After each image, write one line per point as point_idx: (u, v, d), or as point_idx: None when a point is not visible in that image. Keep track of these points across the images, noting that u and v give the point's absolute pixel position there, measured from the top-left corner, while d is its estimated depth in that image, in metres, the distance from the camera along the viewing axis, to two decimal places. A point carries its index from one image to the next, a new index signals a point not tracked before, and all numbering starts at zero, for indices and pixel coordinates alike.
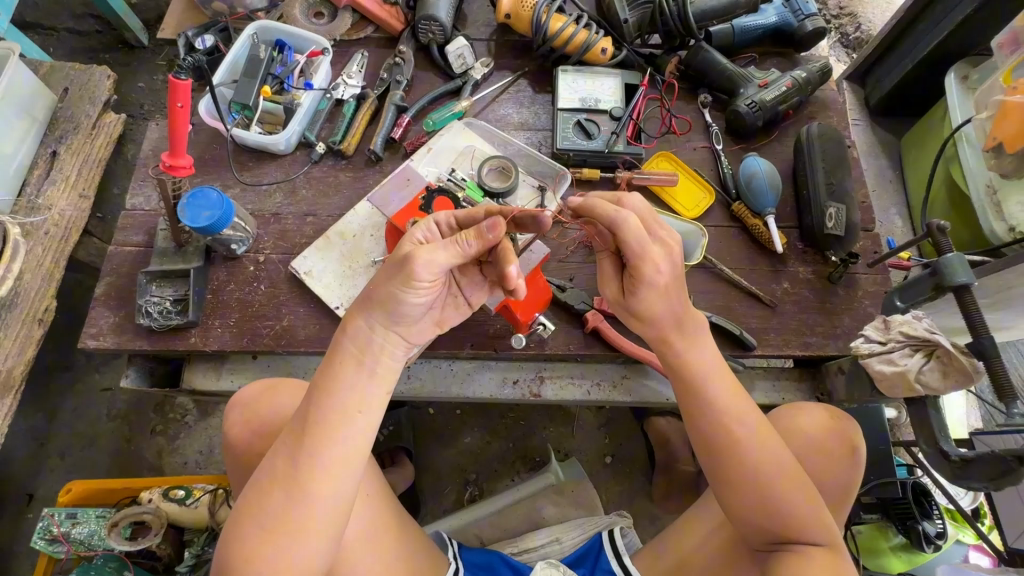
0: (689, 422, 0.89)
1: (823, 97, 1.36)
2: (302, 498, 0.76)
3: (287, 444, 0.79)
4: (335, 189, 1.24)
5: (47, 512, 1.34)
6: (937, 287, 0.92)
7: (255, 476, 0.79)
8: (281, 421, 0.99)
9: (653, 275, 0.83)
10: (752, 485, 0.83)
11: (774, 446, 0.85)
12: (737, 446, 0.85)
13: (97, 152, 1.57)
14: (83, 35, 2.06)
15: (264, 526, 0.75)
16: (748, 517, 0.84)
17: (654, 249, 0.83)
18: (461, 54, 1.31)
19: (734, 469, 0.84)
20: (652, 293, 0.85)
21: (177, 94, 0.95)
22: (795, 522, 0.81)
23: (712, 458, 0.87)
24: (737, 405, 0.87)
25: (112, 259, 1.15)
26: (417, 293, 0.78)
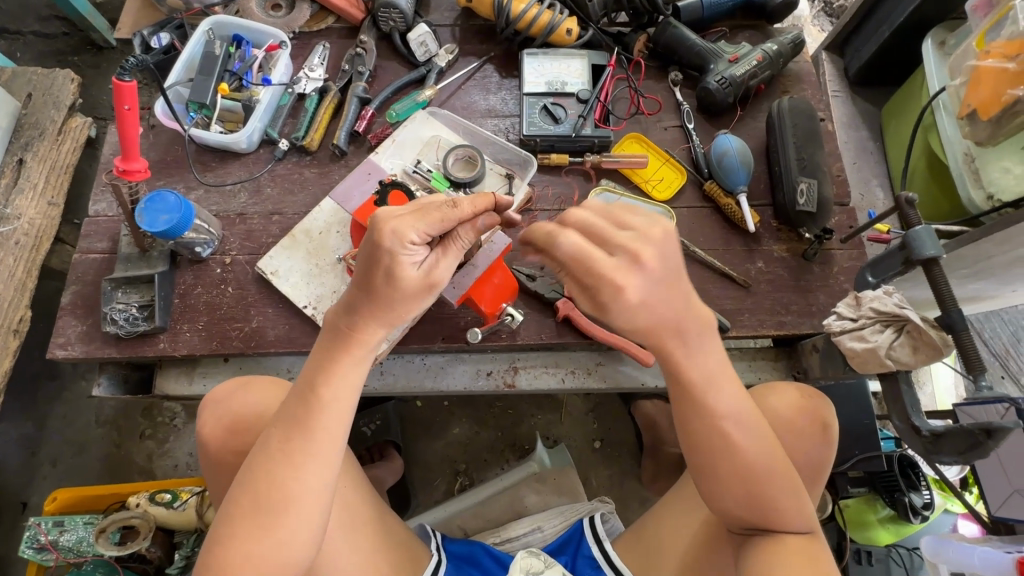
0: (682, 420, 0.83)
1: (796, 69, 1.32)
2: (294, 500, 0.76)
3: (279, 447, 0.77)
4: (301, 186, 1.22)
5: (33, 521, 1.35)
6: (907, 261, 0.90)
7: (245, 477, 0.77)
8: (260, 416, 0.95)
9: (615, 300, 0.73)
10: (742, 481, 0.81)
11: (771, 443, 0.83)
12: (731, 445, 0.81)
13: (64, 158, 1.54)
14: (49, 38, 2.01)
15: (258, 528, 0.75)
16: (732, 511, 0.83)
17: (608, 268, 0.73)
18: (423, 42, 1.28)
19: (722, 468, 0.81)
20: (626, 314, 0.75)
21: (123, 96, 0.92)
22: (779, 514, 0.82)
23: (705, 459, 0.82)
24: (736, 404, 0.82)
25: (77, 268, 1.14)
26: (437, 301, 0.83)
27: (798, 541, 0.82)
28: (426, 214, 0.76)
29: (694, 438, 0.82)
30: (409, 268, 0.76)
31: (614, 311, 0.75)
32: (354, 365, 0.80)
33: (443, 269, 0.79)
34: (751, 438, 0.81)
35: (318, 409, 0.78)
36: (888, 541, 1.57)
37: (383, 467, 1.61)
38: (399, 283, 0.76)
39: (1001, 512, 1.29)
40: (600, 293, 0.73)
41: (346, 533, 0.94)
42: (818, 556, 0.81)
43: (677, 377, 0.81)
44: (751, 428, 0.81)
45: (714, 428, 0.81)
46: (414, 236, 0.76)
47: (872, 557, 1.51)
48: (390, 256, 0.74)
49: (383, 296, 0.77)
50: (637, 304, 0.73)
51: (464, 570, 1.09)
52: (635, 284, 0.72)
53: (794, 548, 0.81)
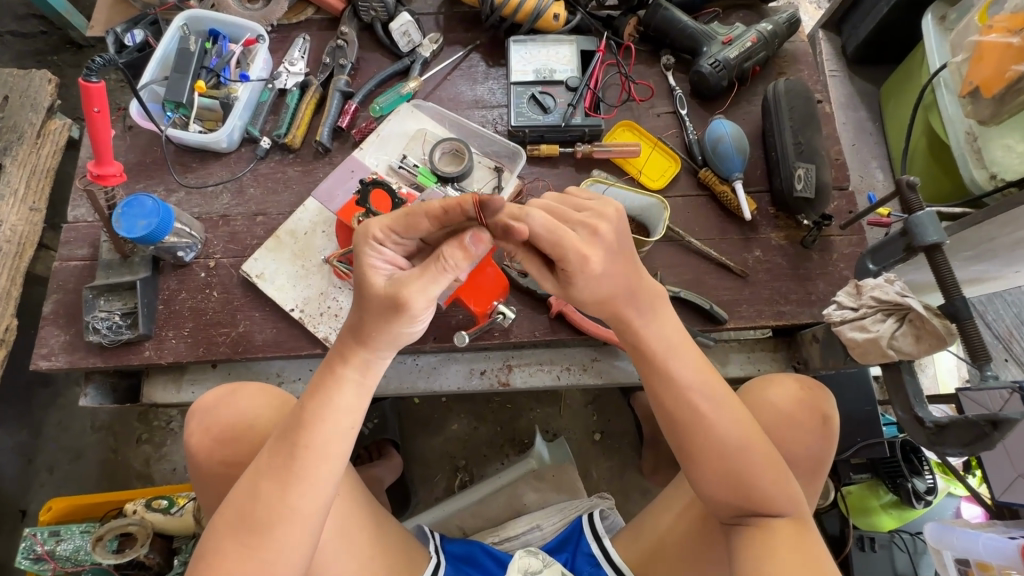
0: (659, 402, 0.84)
1: (792, 49, 1.28)
2: (285, 518, 0.74)
3: (274, 462, 0.76)
4: (284, 185, 1.18)
5: (29, 532, 1.34)
6: (908, 248, 0.87)
7: (236, 492, 0.76)
8: (250, 425, 0.93)
9: (580, 270, 0.77)
10: (713, 460, 0.80)
11: (740, 418, 0.82)
12: (700, 423, 0.81)
13: (44, 161, 1.50)
14: (27, 38, 1.96)
15: (246, 544, 0.73)
16: (715, 494, 0.81)
17: (571, 242, 0.75)
18: (406, 31, 1.24)
19: (693, 447, 0.81)
20: (591, 281, 0.79)
21: (91, 98, 0.89)
22: (762, 496, 0.79)
23: (678, 437, 0.83)
24: (702, 379, 0.83)
25: (58, 276, 1.11)
26: (419, 324, 0.76)
27: (788, 525, 0.79)
28: (393, 213, 0.75)
29: (667, 419, 0.83)
30: (373, 271, 0.75)
31: (579, 280, 0.79)
32: (345, 385, 0.77)
33: (409, 284, 0.72)
34: (720, 415, 0.81)
35: (309, 426, 0.76)
36: (891, 526, 1.56)
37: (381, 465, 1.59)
38: (363, 288, 0.74)
39: (1005, 497, 1.27)
40: (567, 265, 0.77)
41: (342, 544, 0.92)
42: (811, 543, 0.77)
43: (640, 356, 0.84)
44: (722, 403, 0.82)
45: (685, 403, 0.82)
46: (380, 234, 0.75)
47: (875, 543, 1.49)
48: (355, 254, 0.76)
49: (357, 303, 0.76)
50: (601, 271, 0.78)
51: (463, 570, 1.08)
52: (598, 254, 0.77)
53: (783, 531, 0.78)
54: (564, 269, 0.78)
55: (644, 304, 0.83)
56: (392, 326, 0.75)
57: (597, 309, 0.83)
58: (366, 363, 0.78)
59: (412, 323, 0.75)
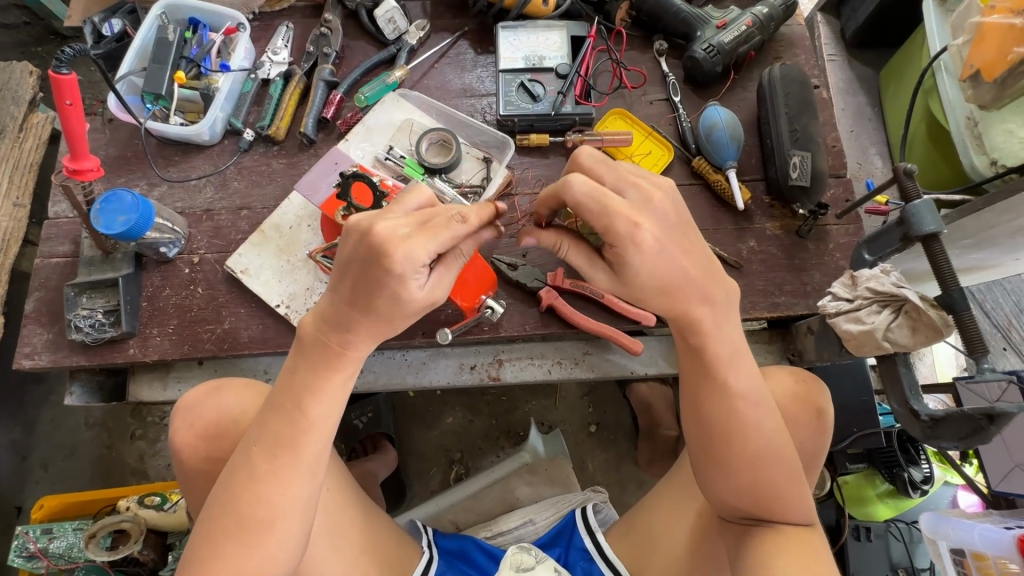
0: (693, 400, 0.82)
1: (789, 33, 1.25)
2: (282, 516, 0.72)
3: (257, 463, 0.73)
4: (269, 178, 1.16)
5: (21, 530, 1.33)
6: (904, 238, 0.86)
7: (220, 491, 0.74)
8: (237, 420, 0.92)
9: (632, 244, 0.70)
10: (745, 469, 0.78)
11: (776, 426, 0.80)
12: (736, 428, 0.79)
13: (27, 156, 1.47)
14: (9, 29, 1.91)
15: (243, 544, 0.71)
16: (733, 497, 0.80)
17: (618, 208, 0.70)
18: (392, 18, 1.21)
19: (726, 452, 0.79)
20: (647, 260, 0.71)
21: (62, 91, 0.86)
22: (780, 504, 0.79)
23: (709, 438, 0.80)
24: (747, 383, 0.81)
25: (39, 274, 1.09)
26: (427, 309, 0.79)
27: (797, 532, 0.80)
28: (440, 235, 0.68)
29: (704, 417, 0.80)
30: (414, 291, 0.69)
31: (635, 259, 0.71)
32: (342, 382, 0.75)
33: (445, 287, 0.74)
34: (760, 421, 0.79)
35: (301, 424, 0.74)
36: (886, 516, 1.56)
37: (376, 460, 1.58)
38: (398, 305, 0.70)
39: (1001, 487, 1.26)
40: (615, 236, 0.70)
41: (331, 543, 0.90)
42: (817, 548, 0.79)
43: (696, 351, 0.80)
44: (762, 410, 0.80)
45: (719, 408, 0.80)
46: (424, 259, 0.68)
47: (871, 532, 1.50)
48: (397, 279, 0.67)
49: (381, 318, 0.71)
50: (655, 249, 0.71)
51: (456, 565, 1.07)
52: (650, 227, 0.70)
53: (792, 537, 0.79)
54: (615, 244, 0.71)
55: (699, 291, 0.75)
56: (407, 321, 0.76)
57: (650, 297, 0.76)
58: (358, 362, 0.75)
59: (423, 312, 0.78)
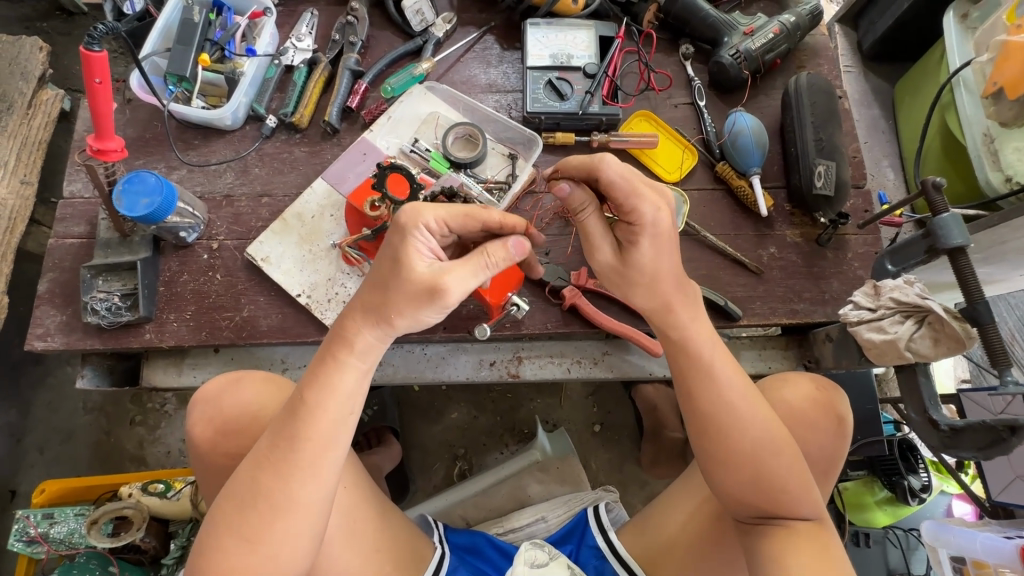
0: (689, 404, 0.83)
1: (813, 43, 1.26)
2: (286, 512, 0.71)
3: (268, 455, 0.72)
4: (291, 166, 1.15)
5: (21, 514, 1.31)
6: (930, 250, 0.87)
7: (234, 483, 0.73)
8: (258, 416, 0.91)
9: (651, 223, 0.77)
10: (743, 463, 0.80)
11: (767, 419, 0.82)
12: (729, 423, 0.81)
13: (35, 133, 1.44)
14: (13, 2, 1.84)
15: (245, 538, 0.70)
16: (739, 494, 0.80)
17: (645, 188, 0.76)
18: (419, 10, 1.20)
19: (722, 448, 0.81)
20: (657, 244, 0.78)
21: (92, 69, 0.84)
22: (785, 498, 0.79)
23: (708, 438, 0.82)
24: (737, 379, 0.83)
25: (53, 254, 1.07)
26: (441, 316, 0.74)
27: (805, 528, 0.80)
28: (452, 206, 0.74)
29: (696, 415, 0.82)
30: (416, 253, 0.71)
31: (646, 238, 0.78)
32: (345, 373, 0.73)
33: (454, 274, 0.71)
34: (750, 416, 0.81)
35: (307, 416, 0.72)
36: (885, 523, 1.57)
37: (381, 453, 1.56)
38: (403, 269, 0.71)
39: (1002, 497, 1.30)
40: (639, 215, 0.76)
41: (348, 542, 0.89)
42: (827, 544, 0.78)
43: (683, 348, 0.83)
44: (753, 404, 0.82)
45: (715, 405, 0.81)
46: (431, 221, 0.72)
47: (870, 538, 1.52)
48: (402, 235, 0.71)
49: (394, 288, 0.71)
50: (665, 230, 0.78)
51: (468, 561, 1.07)
52: (665, 215, 0.77)
53: (800, 534, 0.79)
54: (634, 224, 0.77)
55: (676, 282, 0.81)
56: (417, 313, 0.72)
57: (648, 275, 0.80)
58: (365, 347, 0.74)
59: (436, 314, 0.73)
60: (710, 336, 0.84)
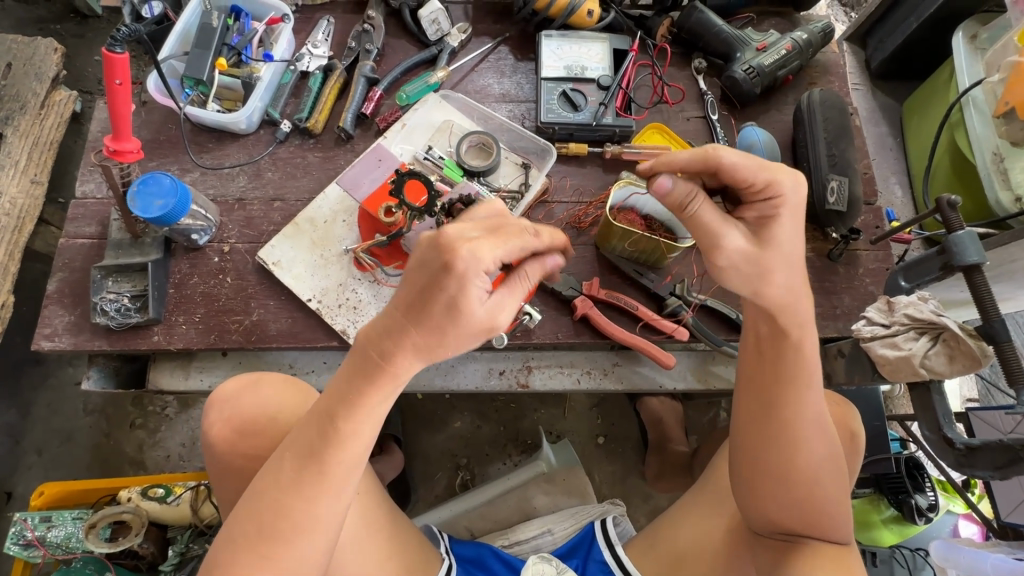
0: (765, 417, 0.79)
1: (824, 60, 1.27)
2: (305, 531, 0.70)
3: (294, 474, 0.70)
4: (304, 170, 1.15)
5: (19, 517, 1.29)
6: (944, 267, 0.87)
7: (253, 497, 0.71)
8: (274, 417, 0.90)
9: (792, 196, 0.71)
10: (795, 480, 0.78)
11: (829, 439, 0.80)
12: (790, 440, 0.78)
13: (47, 134, 1.43)
14: (28, 3, 1.84)
15: (263, 554, 0.69)
16: (782, 514, 0.80)
17: (778, 165, 0.71)
18: (436, 19, 1.21)
19: (780, 464, 0.78)
20: (795, 221, 0.72)
21: (113, 70, 0.85)
22: (823, 519, 0.80)
23: (770, 452, 0.79)
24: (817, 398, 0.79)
25: (63, 254, 1.07)
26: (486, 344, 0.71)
27: (831, 548, 0.81)
28: (509, 242, 0.65)
29: (765, 430, 0.79)
30: (476, 303, 0.63)
31: (786, 214, 0.71)
32: (381, 400, 0.70)
33: (504, 309, 0.67)
34: (814, 437, 0.78)
35: (336, 439, 0.70)
36: (890, 542, 1.56)
37: (383, 462, 1.54)
38: (461, 317, 0.63)
39: (1011, 518, 1.29)
40: (779, 187, 0.70)
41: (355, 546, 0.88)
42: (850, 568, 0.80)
43: (776, 363, 0.77)
44: (822, 425, 0.79)
45: (790, 423, 0.78)
46: (490, 262, 0.63)
47: (877, 558, 1.48)
48: (459, 281, 0.61)
49: (446, 332, 0.64)
50: (799, 208, 0.72)
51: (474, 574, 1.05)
52: (802, 189, 0.72)
53: (825, 555, 0.81)
54: (773, 197, 0.71)
55: (799, 274, 0.74)
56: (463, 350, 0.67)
57: (778, 264, 0.72)
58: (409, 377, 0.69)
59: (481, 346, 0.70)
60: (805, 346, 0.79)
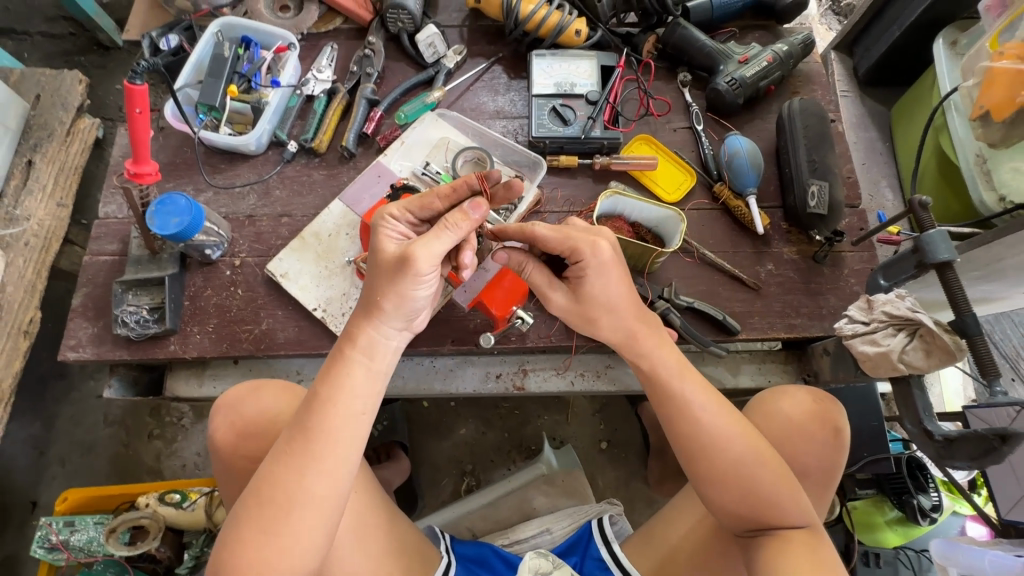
0: (668, 428, 0.89)
1: (806, 70, 1.32)
2: (300, 504, 0.74)
3: (290, 449, 0.76)
4: (310, 188, 1.22)
5: (44, 521, 1.36)
6: (918, 265, 0.90)
7: (255, 479, 0.76)
8: (274, 421, 0.96)
9: (594, 258, 0.86)
10: (708, 470, 0.85)
11: (748, 432, 0.86)
12: (696, 430, 0.86)
13: (73, 159, 1.52)
14: (55, 38, 1.96)
15: (261, 530, 0.73)
16: (736, 508, 0.84)
17: (582, 236, 0.86)
18: (432, 43, 1.27)
19: (696, 449, 0.86)
20: (603, 278, 0.87)
21: (134, 100, 0.93)
22: (777, 510, 0.82)
23: (681, 437, 0.87)
24: (716, 403, 0.88)
25: (87, 271, 1.14)
26: (426, 285, 0.78)
27: (801, 535, 0.82)
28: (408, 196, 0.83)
29: (677, 441, 0.87)
30: (386, 240, 0.79)
31: (592, 272, 0.87)
32: (353, 368, 0.78)
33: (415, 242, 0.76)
34: (727, 433, 0.85)
35: (323, 410, 0.76)
36: (896, 543, 1.56)
37: (390, 467, 1.58)
38: (378, 255, 0.79)
39: (1011, 516, 1.28)
40: (579, 254, 0.86)
41: (358, 543, 0.92)
42: (822, 550, 0.81)
43: (657, 389, 0.90)
44: (732, 423, 0.86)
45: (692, 431, 0.86)
46: (395, 213, 0.81)
47: (880, 559, 1.49)
48: (374, 230, 0.81)
49: (373, 274, 0.79)
50: (607, 264, 0.87)
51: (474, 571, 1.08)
52: (605, 249, 0.86)
53: (793, 541, 0.81)
54: (579, 261, 0.87)
55: (625, 317, 0.90)
56: (399, 286, 0.76)
57: (597, 315, 0.91)
58: (375, 349, 0.79)
59: (415, 283, 0.77)
60: (682, 369, 0.90)
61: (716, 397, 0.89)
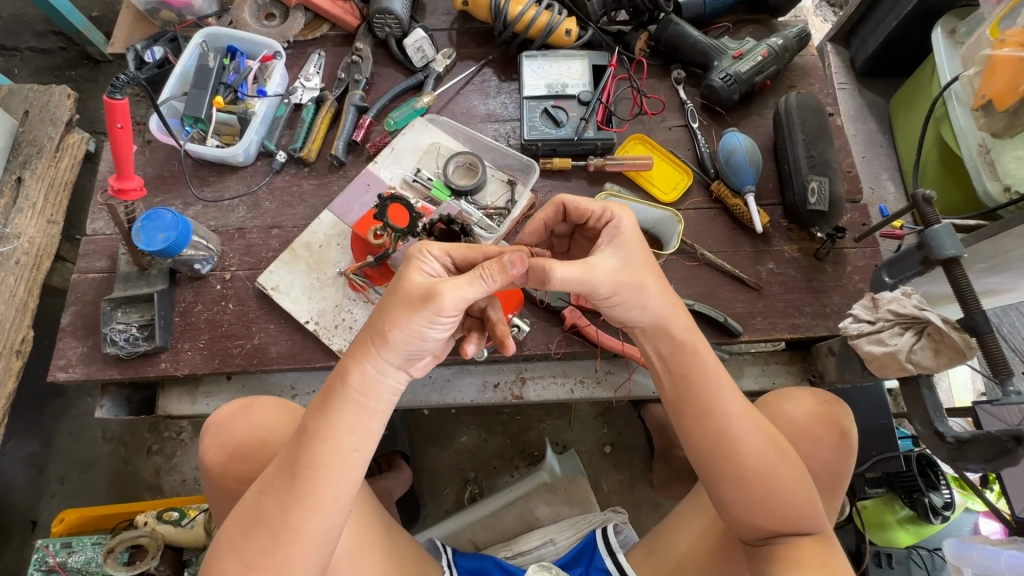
0: (685, 431, 0.84)
1: (802, 63, 1.29)
2: (291, 539, 0.72)
3: (279, 486, 0.74)
4: (300, 198, 1.19)
5: (41, 543, 1.34)
6: (925, 261, 0.87)
7: (241, 512, 0.75)
8: (265, 441, 0.95)
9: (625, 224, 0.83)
10: (730, 474, 0.81)
11: (766, 435, 0.83)
12: (724, 437, 0.81)
13: (62, 175, 1.50)
14: (45, 53, 1.95)
15: (247, 563, 0.72)
16: (751, 516, 0.80)
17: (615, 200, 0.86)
18: (420, 47, 1.25)
19: (719, 455, 0.81)
20: (637, 245, 0.82)
21: (115, 114, 0.91)
22: (793, 516, 0.80)
23: (698, 440, 0.83)
24: (741, 404, 0.83)
25: (76, 288, 1.12)
26: (440, 329, 0.73)
27: (812, 543, 0.80)
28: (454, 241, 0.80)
29: (698, 445, 0.83)
30: (418, 272, 0.76)
31: (627, 233, 0.83)
32: (344, 404, 0.74)
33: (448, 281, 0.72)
34: (751, 437, 0.81)
35: (313, 446, 0.73)
36: (908, 543, 1.52)
37: (391, 478, 1.55)
38: (403, 283, 0.75)
39: None
40: (612, 211, 0.84)
41: (355, 561, 0.90)
42: (833, 559, 0.79)
43: (682, 383, 0.84)
44: (755, 427, 0.82)
45: (713, 434, 0.82)
46: (436, 251, 0.78)
47: (892, 559, 1.45)
48: (407, 261, 0.77)
49: (391, 297, 0.75)
50: (635, 233, 0.83)
51: None
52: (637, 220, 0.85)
53: (803, 550, 0.79)
54: (611, 219, 0.85)
55: (664, 296, 0.82)
56: (410, 322, 0.72)
57: (644, 279, 0.80)
58: (363, 382, 0.75)
59: (431, 324, 0.73)
60: (715, 368, 0.84)
61: (740, 398, 0.84)
